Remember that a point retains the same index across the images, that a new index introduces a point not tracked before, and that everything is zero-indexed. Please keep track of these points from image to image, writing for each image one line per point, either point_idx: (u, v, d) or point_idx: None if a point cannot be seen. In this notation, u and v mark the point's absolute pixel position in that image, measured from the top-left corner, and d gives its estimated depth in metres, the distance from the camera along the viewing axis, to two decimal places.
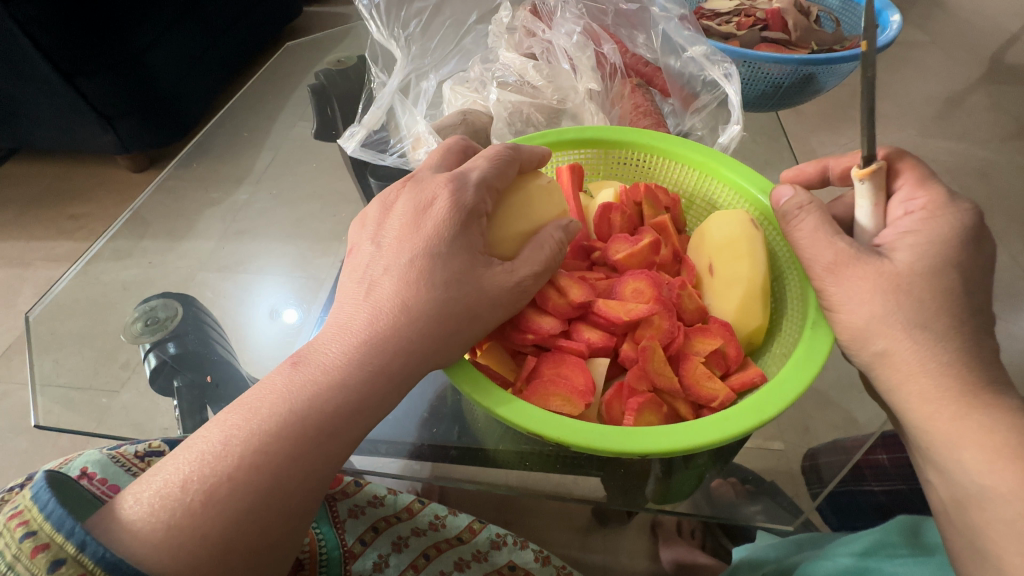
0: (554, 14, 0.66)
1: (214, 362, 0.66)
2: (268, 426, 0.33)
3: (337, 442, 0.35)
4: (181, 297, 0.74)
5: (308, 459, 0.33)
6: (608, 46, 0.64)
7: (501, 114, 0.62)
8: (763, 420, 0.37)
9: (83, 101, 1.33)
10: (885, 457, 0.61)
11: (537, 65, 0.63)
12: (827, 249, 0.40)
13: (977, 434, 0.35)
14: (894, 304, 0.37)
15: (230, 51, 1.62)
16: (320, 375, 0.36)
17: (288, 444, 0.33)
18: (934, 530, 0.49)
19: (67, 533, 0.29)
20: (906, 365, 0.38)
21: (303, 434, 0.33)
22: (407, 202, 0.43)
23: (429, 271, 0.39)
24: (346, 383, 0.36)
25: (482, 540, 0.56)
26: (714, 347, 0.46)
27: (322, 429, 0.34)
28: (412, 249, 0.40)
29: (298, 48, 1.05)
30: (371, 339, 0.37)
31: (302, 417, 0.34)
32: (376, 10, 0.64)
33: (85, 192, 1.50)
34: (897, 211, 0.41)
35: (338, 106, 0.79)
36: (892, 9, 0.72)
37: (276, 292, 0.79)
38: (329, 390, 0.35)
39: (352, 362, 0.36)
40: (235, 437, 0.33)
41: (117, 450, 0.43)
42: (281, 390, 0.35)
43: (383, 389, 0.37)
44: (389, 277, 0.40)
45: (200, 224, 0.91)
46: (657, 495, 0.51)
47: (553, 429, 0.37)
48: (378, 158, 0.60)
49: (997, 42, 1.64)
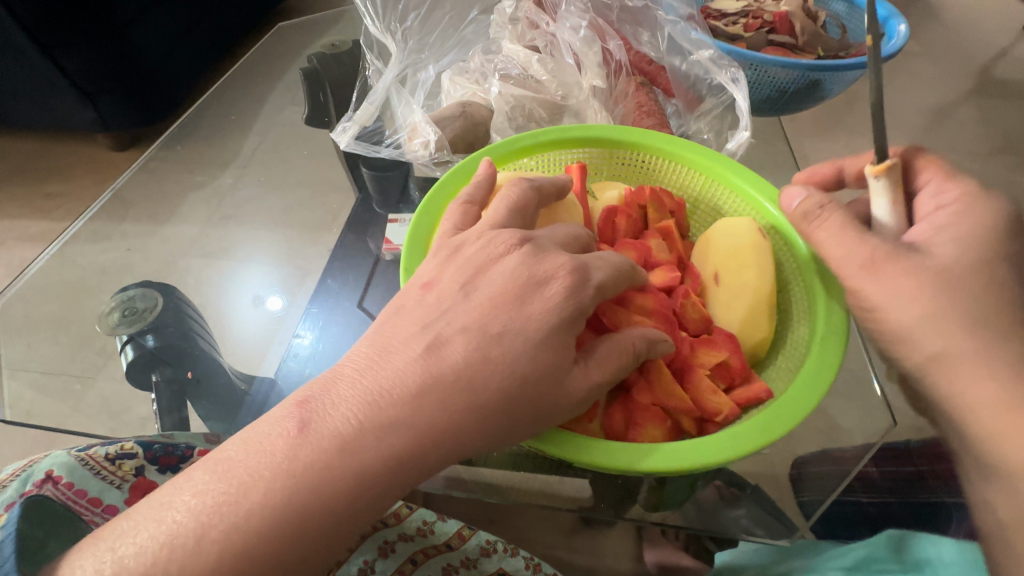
0: (558, 6, 0.63)
1: (196, 356, 0.63)
2: (257, 511, 0.28)
3: (328, 540, 0.29)
4: (162, 288, 0.71)
5: (289, 545, 0.28)
6: (614, 43, 0.63)
7: (502, 107, 0.60)
8: (770, 440, 0.36)
9: (61, 76, 1.27)
10: (875, 470, 0.61)
11: (541, 58, 0.61)
12: (856, 246, 0.39)
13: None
14: (934, 299, 0.37)
15: (219, 29, 1.58)
16: (315, 451, 0.29)
17: (273, 537, 0.28)
18: (927, 545, 0.47)
19: (2, 565, 0.28)
20: (955, 364, 0.36)
21: (287, 519, 0.28)
22: (474, 254, 0.37)
23: (479, 337, 0.33)
24: (351, 466, 0.29)
25: (471, 547, 0.54)
26: (718, 359, 0.45)
27: (309, 515, 0.28)
28: (465, 319, 0.34)
29: (290, 29, 1.02)
30: (397, 422, 0.31)
31: (294, 506, 0.28)
32: (371, 2, 0.62)
33: (64, 170, 1.44)
34: (929, 204, 0.42)
35: (331, 93, 0.77)
36: (898, 17, 0.71)
37: (260, 279, 0.78)
38: (327, 472, 0.29)
39: (361, 435, 0.30)
40: (207, 510, 0.28)
41: (87, 451, 0.39)
42: (266, 455, 0.29)
43: (391, 474, 0.30)
44: (445, 347, 0.33)
45: (182, 208, 0.89)
46: (650, 504, 0.50)
47: (553, 445, 0.36)
48: (372, 151, 0.58)
49: (987, 56, 1.67)
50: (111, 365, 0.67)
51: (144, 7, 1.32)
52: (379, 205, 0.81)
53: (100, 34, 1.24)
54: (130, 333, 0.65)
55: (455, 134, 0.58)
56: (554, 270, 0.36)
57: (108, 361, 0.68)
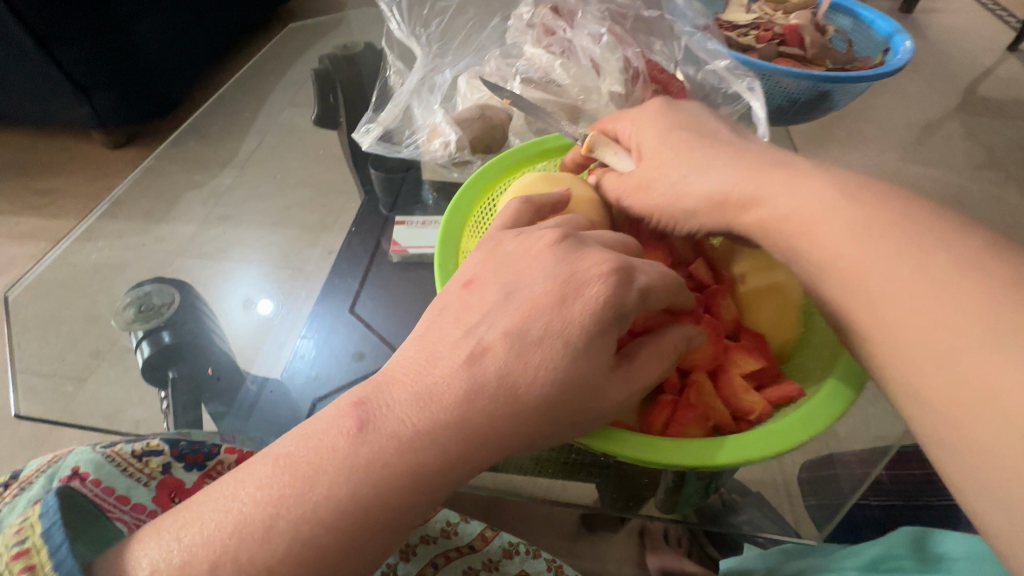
0: (575, 13, 0.64)
1: (215, 352, 0.62)
2: (319, 504, 0.29)
3: (387, 532, 0.30)
4: (177, 283, 0.67)
5: (350, 541, 0.29)
6: (633, 51, 0.62)
7: (522, 112, 0.60)
8: (813, 434, 0.37)
9: (58, 71, 1.26)
10: (885, 473, 0.60)
11: (564, 63, 0.62)
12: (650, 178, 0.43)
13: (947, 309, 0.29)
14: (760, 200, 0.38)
15: (220, 30, 1.59)
16: (372, 449, 0.30)
17: (336, 530, 0.29)
18: (947, 543, 0.44)
19: (52, 552, 0.27)
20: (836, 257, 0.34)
21: (346, 517, 0.29)
22: (512, 253, 0.38)
23: (523, 334, 0.33)
24: (407, 464, 0.30)
25: (493, 548, 0.54)
26: (751, 358, 0.45)
27: (368, 512, 0.29)
28: (510, 316, 0.34)
29: (299, 30, 1.03)
30: (454, 420, 0.31)
31: (356, 500, 0.29)
32: (397, 8, 0.65)
33: (56, 167, 1.42)
34: (626, 133, 0.49)
35: (342, 96, 0.77)
36: (904, 34, 0.72)
37: (248, 283, 0.77)
38: (384, 471, 0.30)
39: (413, 436, 0.30)
40: (269, 506, 0.29)
41: (112, 448, 0.38)
42: (324, 452, 0.30)
43: (444, 474, 0.31)
44: (488, 343, 0.33)
45: (180, 206, 0.88)
46: (664, 505, 0.51)
47: (598, 441, 0.37)
48: (393, 150, 0.61)
49: (971, 76, 1.73)
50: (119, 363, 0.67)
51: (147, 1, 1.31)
52: (388, 208, 0.81)
53: (100, 30, 1.23)
54: (146, 329, 0.61)
55: (475, 135, 0.59)
56: (596, 265, 0.35)
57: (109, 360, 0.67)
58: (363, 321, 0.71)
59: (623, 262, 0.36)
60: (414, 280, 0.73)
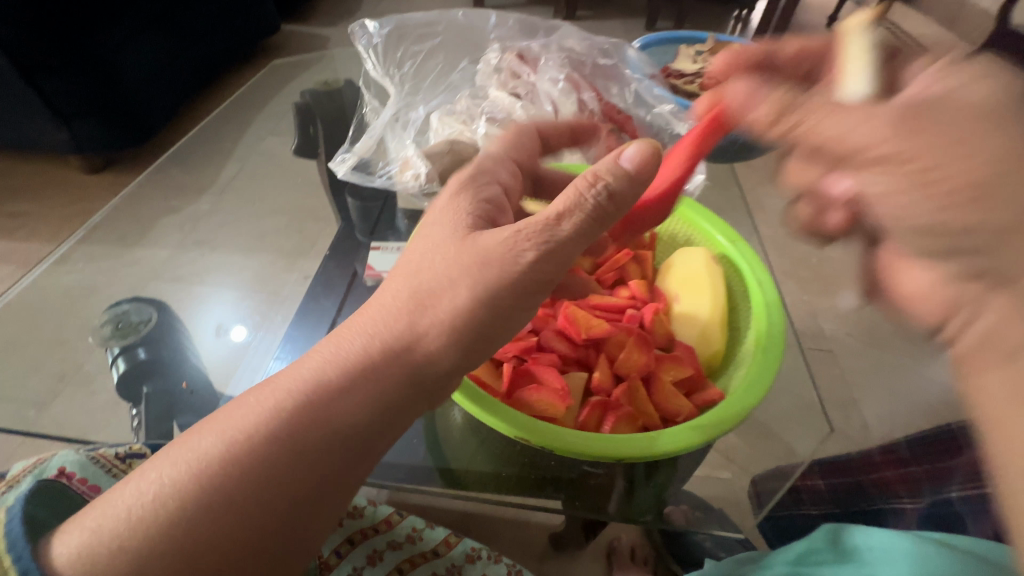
0: (538, 60, 0.71)
1: (189, 368, 0.64)
2: (225, 465, 0.32)
3: (293, 484, 0.33)
4: (156, 303, 0.68)
5: (269, 496, 0.32)
6: (588, 94, 0.69)
7: (487, 147, 0.65)
8: (720, 430, 0.43)
9: (39, 98, 1.29)
10: (821, 482, 0.66)
11: (524, 105, 0.68)
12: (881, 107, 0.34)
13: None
14: (980, 150, 0.31)
15: (203, 60, 1.64)
16: (281, 409, 0.35)
17: (241, 484, 0.32)
18: (856, 533, 0.50)
19: (15, 557, 0.30)
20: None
21: (265, 474, 0.33)
22: (445, 230, 0.41)
23: (432, 313, 0.38)
24: (317, 421, 0.34)
25: (457, 554, 0.55)
26: (682, 369, 0.49)
27: (284, 468, 0.33)
28: (427, 294, 0.38)
29: (283, 65, 1.09)
30: (346, 382, 0.36)
31: (257, 456, 0.33)
32: (374, 51, 0.74)
33: (32, 190, 1.42)
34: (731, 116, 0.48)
35: (321, 129, 0.81)
36: None
37: (225, 313, 0.78)
38: (297, 428, 0.34)
39: (321, 396, 0.35)
40: (191, 471, 0.32)
41: (96, 451, 0.42)
42: (228, 433, 0.34)
43: (355, 427, 0.35)
44: (387, 322, 0.38)
45: (154, 232, 0.89)
46: (622, 514, 0.52)
47: (524, 434, 0.41)
48: (367, 180, 0.66)
49: None
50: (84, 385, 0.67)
51: (129, 29, 1.38)
52: (365, 234, 0.85)
53: (85, 60, 1.27)
54: (122, 346, 0.62)
55: (444, 167, 0.62)
56: (526, 242, 0.38)
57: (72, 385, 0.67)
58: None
59: (547, 234, 0.38)
60: None
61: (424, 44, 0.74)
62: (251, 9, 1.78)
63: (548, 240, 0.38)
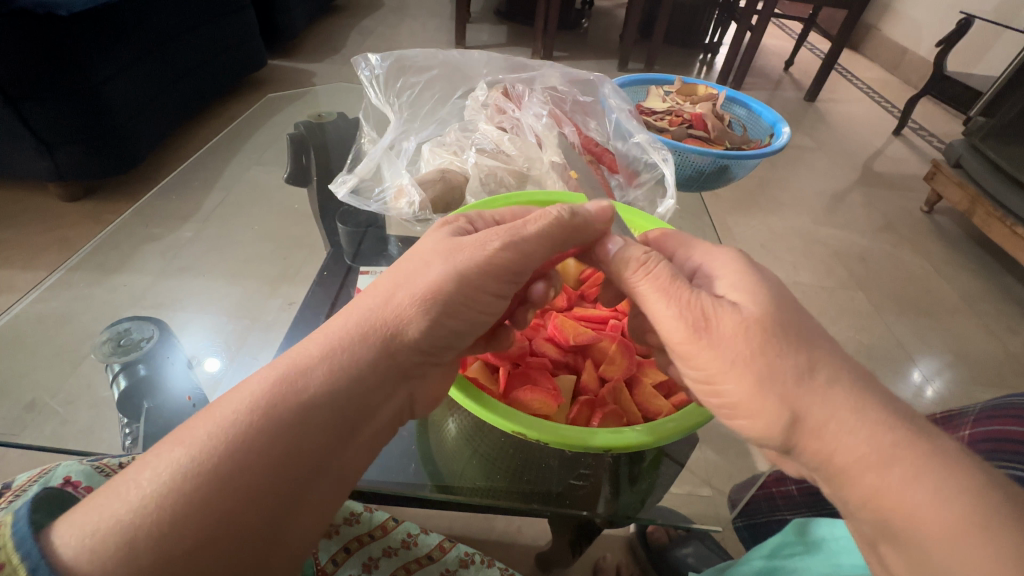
0: (522, 98, 0.77)
1: (191, 384, 0.64)
2: (230, 442, 0.31)
3: (302, 457, 0.33)
4: (157, 321, 0.69)
5: (271, 473, 0.31)
6: (569, 129, 0.75)
7: (477, 175, 0.71)
8: (705, 416, 0.45)
9: (21, 126, 1.28)
10: (794, 488, 0.67)
11: (511, 138, 0.73)
12: (686, 307, 0.40)
13: (929, 490, 0.32)
14: (759, 368, 0.37)
15: (189, 93, 1.68)
16: (270, 390, 0.34)
17: (248, 460, 0.31)
18: (823, 524, 0.53)
19: (24, 554, 0.26)
20: (813, 424, 0.35)
21: (265, 452, 0.31)
22: (440, 237, 0.44)
23: (442, 292, 0.40)
24: (308, 397, 0.34)
25: (450, 558, 0.58)
26: (662, 376, 0.54)
27: (284, 447, 0.32)
28: (436, 275, 0.40)
29: (277, 100, 1.15)
30: (343, 354, 0.37)
31: (262, 431, 0.32)
32: (375, 80, 0.77)
33: (7, 217, 1.39)
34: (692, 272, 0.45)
35: (314, 157, 0.84)
36: (783, 123, 0.90)
37: (198, 338, 0.77)
38: (290, 403, 0.33)
39: (309, 372, 0.35)
40: (184, 463, 0.30)
41: (99, 462, 0.44)
42: (226, 416, 0.32)
43: (346, 397, 0.36)
44: (402, 300, 0.39)
45: (136, 258, 0.89)
46: (606, 513, 0.54)
47: (525, 427, 0.43)
48: (364, 203, 0.68)
49: (865, 156, 2.05)
50: (54, 415, 0.63)
51: (123, 65, 1.40)
52: (351, 256, 0.88)
53: (72, 90, 1.28)
54: (121, 362, 0.63)
55: (436, 195, 0.67)
56: (493, 237, 0.43)
57: (41, 415, 0.63)
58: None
59: (514, 230, 0.43)
60: None
61: (421, 78, 0.80)
62: (237, 48, 1.87)
63: (509, 237, 0.43)
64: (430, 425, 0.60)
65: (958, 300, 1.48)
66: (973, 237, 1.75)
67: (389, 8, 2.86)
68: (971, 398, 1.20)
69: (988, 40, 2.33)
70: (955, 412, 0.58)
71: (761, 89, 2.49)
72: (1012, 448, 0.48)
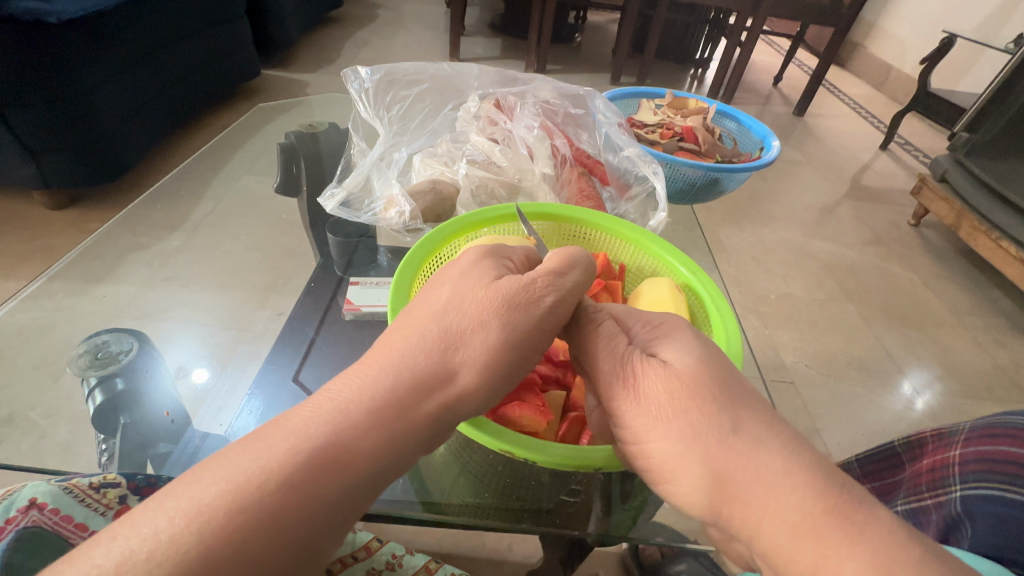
0: (514, 109, 0.77)
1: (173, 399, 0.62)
2: (250, 513, 0.26)
3: (327, 531, 0.28)
4: (138, 334, 0.67)
5: (288, 556, 0.27)
6: (560, 141, 0.75)
7: (468, 186, 0.71)
8: None
9: (7, 133, 1.26)
10: None
11: (503, 149, 0.73)
12: (617, 361, 0.37)
13: (863, 563, 0.27)
14: (684, 424, 0.33)
15: (179, 101, 1.67)
16: (302, 449, 0.28)
17: (268, 536, 0.26)
18: None
19: None
20: (738, 489, 0.31)
21: (287, 532, 0.26)
22: (484, 270, 0.38)
23: (489, 353, 0.35)
24: (343, 460, 0.29)
25: None
26: None
27: (310, 526, 0.27)
28: (484, 333, 0.35)
29: (270, 109, 1.15)
30: (391, 411, 0.31)
31: (293, 501, 0.27)
32: (365, 93, 0.78)
33: None
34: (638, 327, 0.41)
35: (304, 166, 0.83)
36: (772, 136, 0.90)
37: (184, 352, 0.74)
38: (326, 467, 0.28)
39: (351, 431, 0.30)
40: (190, 534, 0.25)
41: (69, 481, 0.42)
42: (248, 477, 0.27)
43: (384, 463, 0.30)
44: (452, 357, 0.34)
45: (120, 267, 0.88)
46: (598, 531, 0.53)
47: (512, 445, 0.42)
48: (353, 215, 0.67)
49: (853, 170, 2.08)
50: (33, 429, 0.61)
51: (111, 73, 1.39)
52: (341, 267, 0.87)
53: (59, 96, 1.27)
54: (99, 376, 0.59)
55: (426, 206, 0.67)
56: (543, 287, 0.37)
57: (17, 429, 0.60)
58: (299, 390, 0.69)
59: (559, 279, 0.38)
60: (361, 334, 0.77)
61: (412, 90, 0.80)
62: (230, 56, 1.86)
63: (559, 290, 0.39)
64: None
65: (946, 313, 1.50)
66: (960, 251, 1.77)
67: (385, 19, 2.89)
68: (961, 412, 1.21)
69: (970, 58, 2.39)
70: (946, 430, 0.58)
71: (751, 103, 2.53)
72: (1006, 470, 0.48)
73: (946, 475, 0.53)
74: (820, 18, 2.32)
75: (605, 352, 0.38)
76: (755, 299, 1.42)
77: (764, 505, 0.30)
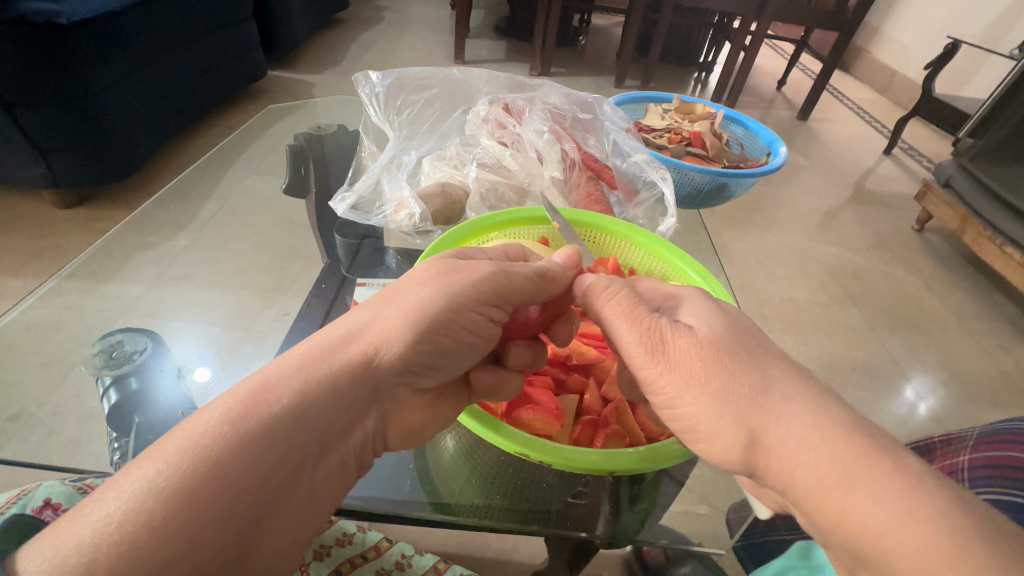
0: (523, 113, 0.78)
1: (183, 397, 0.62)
2: (199, 458, 0.30)
3: (253, 472, 0.30)
4: (151, 333, 0.67)
5: (226, 493, 0.29)
6: (569, 146, 0.76)
7: (478, 189, 0.71)
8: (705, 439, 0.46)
9: (17, 133, 1.27)
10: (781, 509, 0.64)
11: (512, 153, 0.73)
12: (646, 330, 0.40)
13: (893, 504, 0.31)
14: (715, 388, 0.36)
15: (188, 101, 1.68)
16: (229, 406, 0.32)
17: (207, 476, 0.29)
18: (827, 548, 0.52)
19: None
20: (769, 446, 0.35)
21: (229, 475, 0.30)
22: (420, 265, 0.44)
23: (403, 313, 0.38)
24: (269, 411, 0.32)
25: None
26: None
27: (240, 467, 0.30)
28: (395, 300, 0.39)
29: (278, 110, 1.15)
30: (315, 373, 0.35)
31: (227, 446, 0.30)
32: (377, 95, 0.78)
33: None
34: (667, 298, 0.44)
35: (313, 168, 0.84)
36: (779, 142, 0.91)
37: (192, 350, 0.75)
38: (257, 418, 0.32)
39: (276, 388, 0.34)
40: (153, 478, 0.29)
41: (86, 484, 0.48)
42: (200, 431, 0.31)
43: (309, 416, 0.34)
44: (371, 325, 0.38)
45: (128, 266, 0.88)
46: (606, 533, 0.53)
47: (527, 447, 0.42)
48: (365, 217, 0.68)
49: (857, 175, 2.08)
50: (40, 427, 0.61)
51: (121, 74, 1.40)
52: (348, 267, 0.87)
53: (69, 97, 1.28)
54: (113, 377, 0.61)
55: (437, 209, 0.67)
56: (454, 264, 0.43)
57: (25, 427, 0.60)
58: None
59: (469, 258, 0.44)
60: None
61: (421, 92, 0.81)
62: (237, 58, 1.87)
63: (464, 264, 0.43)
64: (428, 442, 0.59)
65: (950, 318, 1.50)
66: (964, 256, 1.77)
67: (389, 22, 2.90)
68: (964, 417, 1.21)
69: (974, 64, 2.39)
70: (953, 435, 0.58)
71: (755, 107, 2.53)
72: (1014, 475, 0.48)
73: (954, 480, 0.53)
74: (824, 23, 2.32)
75: (635, 318, 0.41)
76: (759, 303, 1.42)
77: (794, 459, 0.34)
